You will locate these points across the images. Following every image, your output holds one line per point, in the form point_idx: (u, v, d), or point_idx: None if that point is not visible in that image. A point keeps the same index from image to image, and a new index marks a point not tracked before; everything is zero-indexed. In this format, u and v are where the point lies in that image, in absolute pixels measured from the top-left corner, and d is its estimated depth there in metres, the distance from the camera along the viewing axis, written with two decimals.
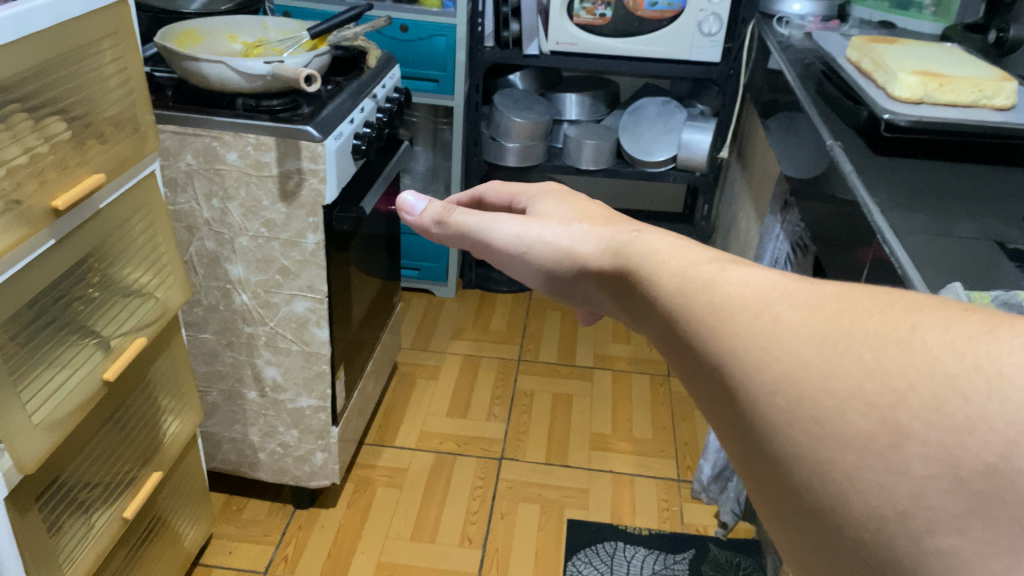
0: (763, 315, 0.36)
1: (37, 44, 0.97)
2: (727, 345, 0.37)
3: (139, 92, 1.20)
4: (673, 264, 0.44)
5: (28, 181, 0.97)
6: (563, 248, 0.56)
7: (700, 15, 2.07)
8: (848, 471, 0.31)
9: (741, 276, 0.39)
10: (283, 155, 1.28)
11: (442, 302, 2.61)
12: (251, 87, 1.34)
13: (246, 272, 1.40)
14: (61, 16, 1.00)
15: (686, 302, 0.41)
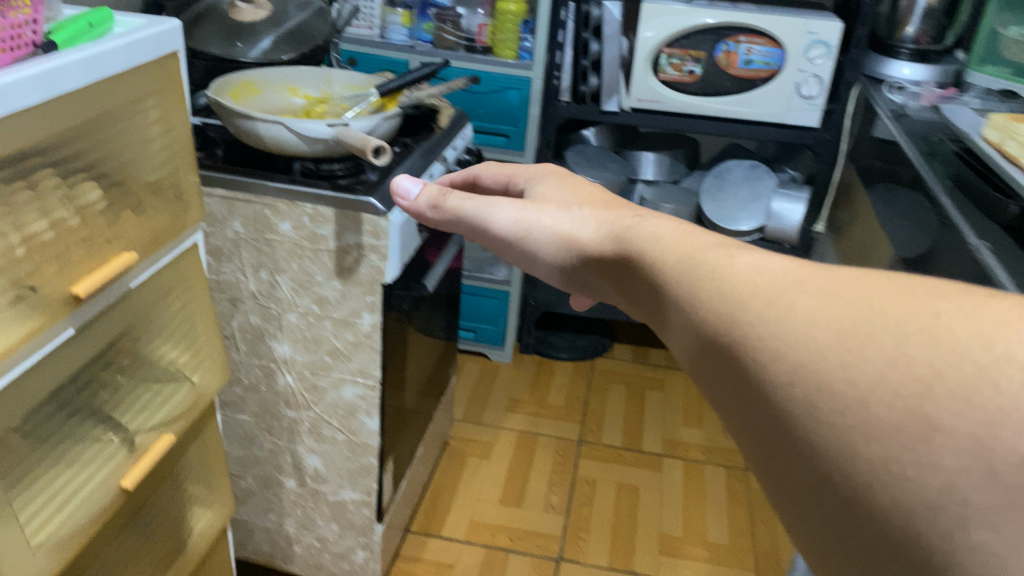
0: (776, 301, 0.37)
1: (64, 105, 0.81)
2: (740, 327, 0.37)
3: (185, 155, 1.04)
4: (683, 250, 0.47)
5: (47, 264, 0.82)
6: (569, 233, 0.63)
7: (799, 77, 1.90)
8: (873, 461, 0.31)
9: (747, 262, 0.41)
10: (341, 229, 1.11)
11: (496, 367, 2.45)
12: (311, 152, 1.12)
13: (293, 351, 1.25)
14: (99, 72, 0.85)
15: (699, 292, 0.42)
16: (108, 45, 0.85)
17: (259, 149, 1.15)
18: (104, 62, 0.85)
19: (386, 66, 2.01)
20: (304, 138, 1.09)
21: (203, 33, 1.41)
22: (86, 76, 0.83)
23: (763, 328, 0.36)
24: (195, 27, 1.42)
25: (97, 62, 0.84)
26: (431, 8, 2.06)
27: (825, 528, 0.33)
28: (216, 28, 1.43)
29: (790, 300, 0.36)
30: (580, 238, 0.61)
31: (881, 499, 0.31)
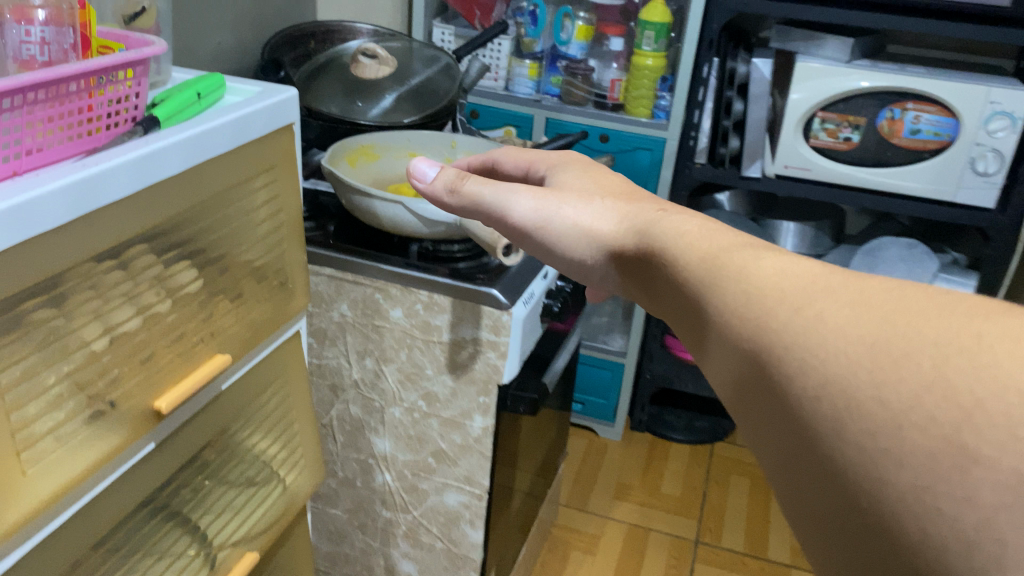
0: (802, 303, 0.40)
1: (160, 193, 0.73)
2: (754, 327, 0.41)
3: (291, 237, 0.94)
4: (704, 248, 0.51)
5: (129, 373, 0.73)
6: (588, 218, 0.65)
7: (975, 151, 1.70)
8: (903, 489, 0.33)
9: (772, 265, 0.44)
10: (458, 320, 1.03)
11: (605, 446, 2.30)
12: (430, 234, 1.01)
13: (394, 448, 1.18)
14: (201, 154, 0.76)
15: (723, 293, 0.45)
16: (211, 124, 0.76)
17: (374, 227, 1.04)
18: (205, 143, 0.76)
19: (510, 120, 1.94)
20: (424, 221, 0.98)
21: (323, 90, 1.34)
22: (186, 160, 0.74)
23: (773, 327, 0.40)
24: (315, 83, 1.35)
25: (199, 143, 0.75)
26: (560, 60, 1.93)
27: (845, 552, 0.36)
28: (336, 84, 1.35)
29: (812, 304, 0.40)
30: (585, 231, 0.64)
31: (912, 527, 0.32)
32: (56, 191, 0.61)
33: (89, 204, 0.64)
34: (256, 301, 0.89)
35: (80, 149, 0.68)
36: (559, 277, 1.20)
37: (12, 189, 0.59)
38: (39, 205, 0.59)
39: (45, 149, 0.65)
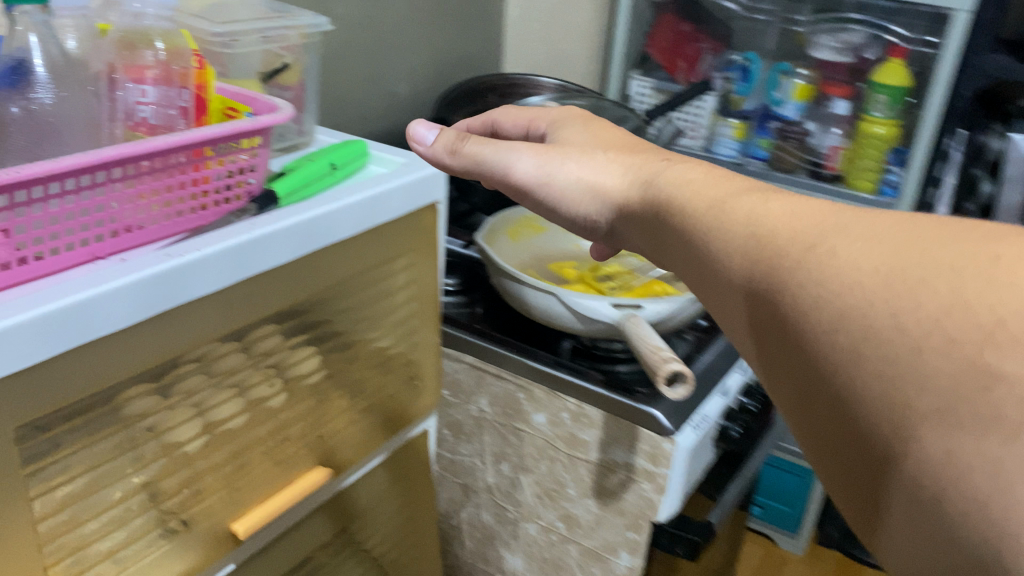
0: (800, 242, 0.45)
1: (279, 278, 0.63)
2: (752, 262, 0.47)
3: (427, 329, 0.84)
4: (718, 204, 0.53)
5: (214, 486, 0.64)
6: (586, 173, 0.67)
7: None
8: (927, 409, 0.36)
9: (778, 204, 0.49)
10: (610, 441, 0.93)
11: (786, 558, 2.05)
12: (586, 330, 0.93)
13: (525, 567, 1.13)
14: (329, 234, 0.66)
15: (732, 232, 0.50)
16: (344, 201, 0.67)
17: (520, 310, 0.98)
18: (333, 222, 0.66)
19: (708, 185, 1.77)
20: (578, 314, 0.90)
21: None
22: (309, 241, 0.64)
23: (786, 258, 0.45)
24: None
25: (326, 222, 0.65)
26: (770, 121, 1.73)
27: (869, 466, 0.40)
28: None
29: (822, 244, 0.44)
30: (584, 191, 0.66)
31: (962, 481, 0.34)
32: (141, 280, 0.52)
33: (182, 294, 0.55)
34: (377, 401, 0.79)
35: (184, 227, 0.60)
36: (742, 395, 1.07)
37: (88, 277, 0.51)
38: (117, 298, 0.50)
39: (145, 226, 0.57)
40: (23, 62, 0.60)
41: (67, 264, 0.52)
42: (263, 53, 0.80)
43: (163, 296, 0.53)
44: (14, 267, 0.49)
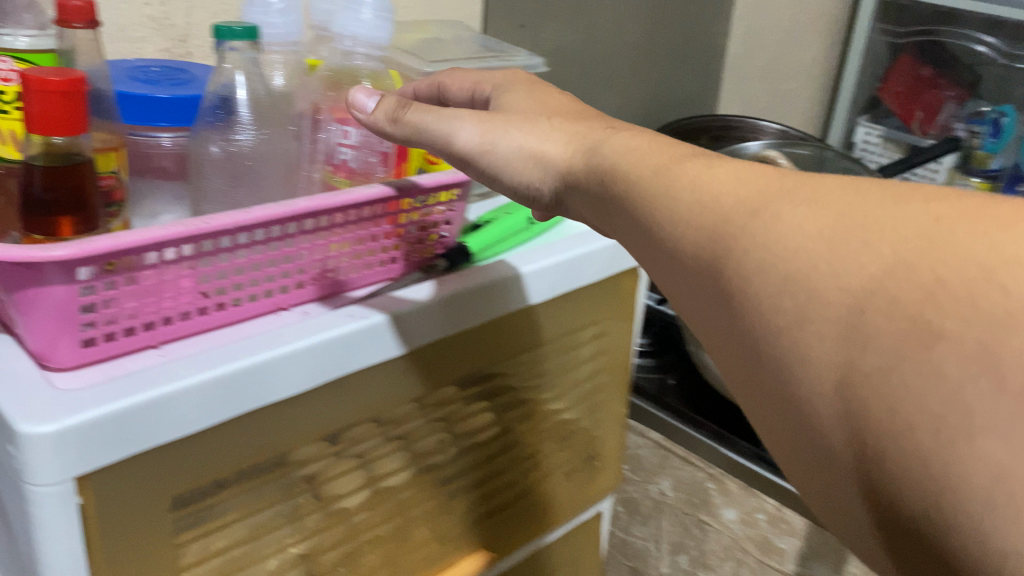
0: (737, 200, 0.36)
1: (467, 343, 0.58)
2: (680, 222, 0.38)
3: (611, 403, 0.75)
4: (670, 163, 0.41)
5: (374, 559, 0.58)
6: (520, 140, 0.47)
7: None
8: (868, 373, 0.29)
9: (727, 171, 0.38)
10: (812, 554, 0.83)
11: None
12: None
13: None
14: (522, 298, 0.60)
15: (666, 189, 0.39)
16: (541, 262, 0.61)
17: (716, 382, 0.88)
18: (524, 288, 0.60)
19: None
20: None
21: None
22: (500, 303, 0.59)
23: (724, 218, 0.36)
24: None
25: (518, 287, 0.59)
26: (1021, 184, 1.47)
27: (812, 455, 0.32)
28: None
29: (760, 198, 0.36)
30: (535, 171, 0.47)
31: (926, 450, 0.27)
32: (323, 342, 0.48)
33: (363, 360, 0.51)
34: (552, 478, 0.71)
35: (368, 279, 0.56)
36: None
37: (270, 335, 0.47)
38: (298, 363, 0.47)
39: (334, 278, 0.53)
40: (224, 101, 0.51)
41: (251, 314, 0.50)
42: None
43: (343, 361, 0.49)
44: (194, 315, 0.47)
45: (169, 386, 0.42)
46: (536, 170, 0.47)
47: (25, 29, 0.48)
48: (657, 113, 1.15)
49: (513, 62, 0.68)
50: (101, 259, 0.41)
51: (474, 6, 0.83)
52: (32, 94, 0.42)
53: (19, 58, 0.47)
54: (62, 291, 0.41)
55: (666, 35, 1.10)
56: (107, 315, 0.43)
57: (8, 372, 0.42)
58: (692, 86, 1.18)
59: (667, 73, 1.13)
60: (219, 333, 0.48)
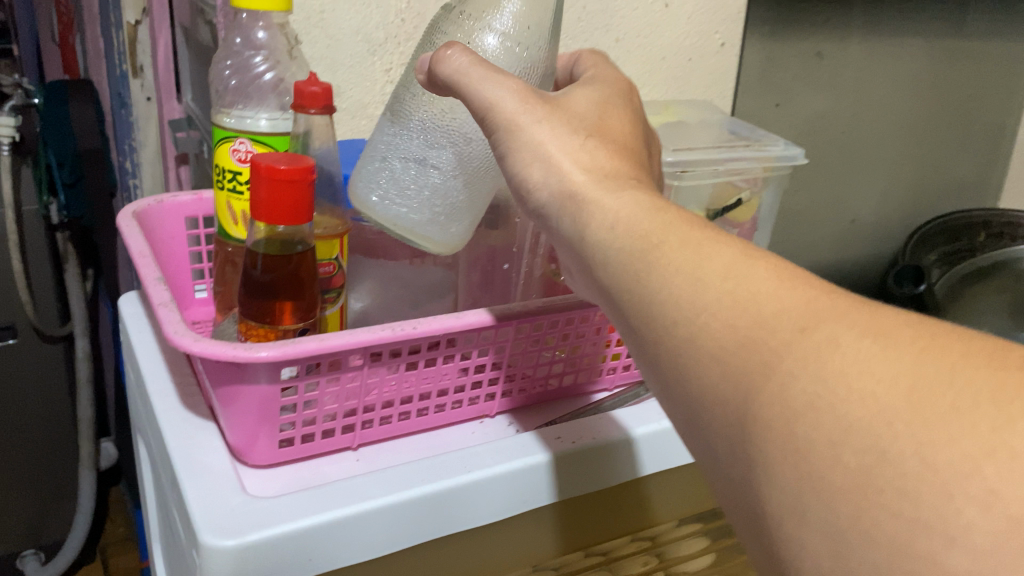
0: (755, 327, 0.27)
1: (586, 503, 0.48)
2: (673, 347, 0.29)
3: None
4: (691, 244, 0.30)
5: None
6: (555, 138, 0.36)
7: None
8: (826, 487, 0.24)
9: (689, 243, 0.31)
10: None
11: None
12: None
13: None
14: (642, 465, 0.48)
15: (677, 273, 0.30)
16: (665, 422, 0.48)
17: None
18: (637, 455, 0.48)
19: None
20: None
21: (977, 305, 0.91)
22: (611, 471, 0.47)
23: (724, 358, 0.27)
24: (968, 292, 0.92)
25: (631, 455, 0.48)
26: None
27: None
28: (1000, 300, 0.90)
29: (760, 329, 0.27)
30: (543, 179, 0.35)
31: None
32: (527, 467, 0.43)
33: (562, 489, 0.45)
34: None
35: (568, 394, 0.52)
36: None
37: (469, 452, 0.44)
38: (495, 488, 0.43)
39: (546, 387, 0.50)
40: (402, 151, 0.45)
41: (453, 421, 0.47)
42: (716, 186, 0.59)
43: (546, 488, 0.45)
44: (393, 421, 0.44)
45: (364, 506, 0.39)
46: (543, 167, 0.35)
47: (266, 110, 0.47)
48: (925, 200, 1.02)
49: (766, 150, 0.60)
50: (306, 361, 0.39)
51: (727, 84, 0.78)
52: (261, 181, 0.41)
53: (257, 140, 0.46)
54: (266, 388, 0.38)
55: (946, 115, 0.97)
56: (306, 417, 0.41)
57: (207, 467, 0.40)
58: (972, 171, 1.04)
59: (942, 156, 1.00)
60: (416, 440, 0.46)
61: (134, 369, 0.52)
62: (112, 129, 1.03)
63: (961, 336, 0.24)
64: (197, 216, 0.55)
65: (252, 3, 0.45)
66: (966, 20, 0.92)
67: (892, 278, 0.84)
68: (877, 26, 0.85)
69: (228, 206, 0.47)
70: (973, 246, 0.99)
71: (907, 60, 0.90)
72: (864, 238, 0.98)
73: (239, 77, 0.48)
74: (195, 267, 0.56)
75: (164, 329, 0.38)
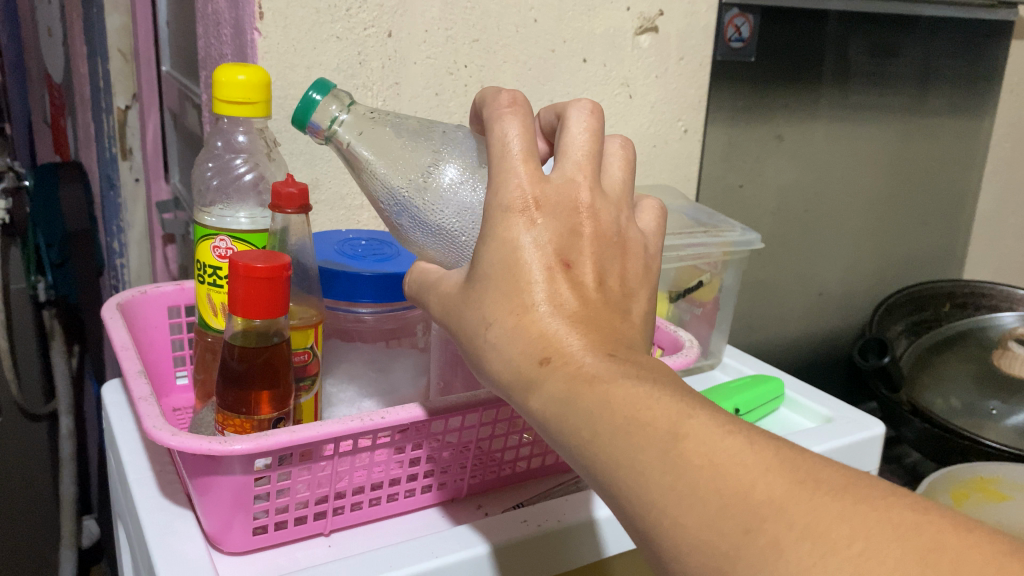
0: (703, 531, 0.28)
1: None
2: (642, 528, 0.30)
3: None
4: (624, 436, 0.30)
5: None
6: (464, 333, 0.37)
7: None
8: None
9: (606, 435, 0.31)
10: None
11: None
12: None
13: None
14: (606, 546, 0.49)
15: (620, 471, 0.30)
16: None
17: None
18: (600, 538, 0.49)
19: None
20: None
21: (946, 374, 0.90)
22: (573, 552, 0.48)
23: (682, 556, 0.28)
24: (937, 360, 0.93)
25: (595, 538, 0.49)
26: None
27: None
28: (968, 368, 0.90)
29: None
30: (479, 371, 0.36)
31: None
32: (474, 557, 0.44)
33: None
34: None
35: (535, 476, 0.53)
36: None
37: (435, 540, 0.45)
38: None
39: (513, 469, 0.52)
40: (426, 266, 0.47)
41: (423, 504, 0.49)
42: (679, 270, 0.63)
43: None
44: (364, 506, 0.46)
45: None
46: (472, 358, 0.36)
47: (246, 207, 0.50)
48: (891, 272, 1.06)
49: (724, 235, 0.63)
50: (279, 452, 0.41)
51: (691, 168, 0.82)
52: (238, 279, 0.42)
53: (237, 238, 0.49)
54: (241, 479, 0.40)
55: (906, 190, 1.01)
56: (279, 506, 0.43)
57: (185, 554, 0.42)
58: (935, 244, 1.08)
59: (905, 230, 1.04)
60: (385, 525, 0.47)
61: (116, 456, 0.53)
62: (100, 211, 1.05)
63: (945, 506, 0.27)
64: (178, 305, 0.58)
65: (233, 111, 0.47)
66: (925, 99, 0.97)
67: (856, 352, 0.89)
68: (834, 107, 0.89)
69: (208, 298, 0.49)
70: (939, 316, 1.02)
71: (866, 139, 0.94)
72: (831, 309, 1.01)
73: (220, 177, 0.52)
74: (177, 354, 0.58)
75: (144, 423, 0.40)
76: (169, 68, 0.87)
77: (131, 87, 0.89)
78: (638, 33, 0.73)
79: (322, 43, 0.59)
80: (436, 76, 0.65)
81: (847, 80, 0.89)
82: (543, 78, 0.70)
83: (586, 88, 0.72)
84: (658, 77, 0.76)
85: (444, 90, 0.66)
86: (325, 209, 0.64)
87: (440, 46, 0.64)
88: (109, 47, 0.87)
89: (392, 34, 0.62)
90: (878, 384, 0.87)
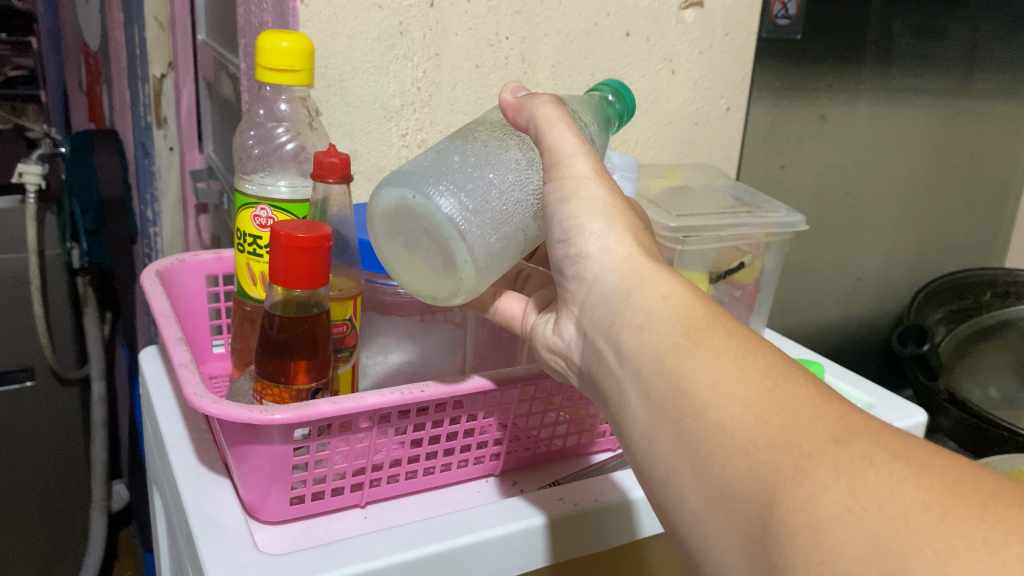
0: (790, 458, 0.27)
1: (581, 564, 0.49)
2: (701, 430, 0.30)
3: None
4: (736, 339, 0.32)
5: None
6: (599, 200, 0.39)
7: None
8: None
9: (723, 334, 0.33)
10: None
11: None
12: None
13: None
14: (639, 527, 0.49)
15: (722, 359, 0.31)
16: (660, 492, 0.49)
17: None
18: (633, 520, 0.48)
19: None
20: None
21: (986, 362, 0.90)
22: (606, 535, 0.48)
23: (753, 453, 0.28)
24: (975, 350, 0.91)
25: (629, 520, 0.48)
26: None
27: None
28: (1007, 359, 0.89)
29: (797, 430, 0.28)
30: (599, 231, 0.38)
31: None
32: (530, 527, 0.44)
33: (549, 558, 0.46)
34: None
35: (567, 455, 0.53)
36: None
37: (474, 513, 0.44)
38: (480, 558, 0.43)
39: (549, 447, 0.51)
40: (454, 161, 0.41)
41: (458, 479, 0.49)
42: (720, 250, 0.62)
43: (543, 551, 0.45)
44: (400, 479, 0.46)
45: (367, 566, 0.39)
46: (594, 219, 0.38)
47: (287, 178, 0.49)
48: (929, 259, 1.04)
49: (767, 216, 0.62)
50: (318, 423, 0.41)
51: (732, 147, 0.81)
52: (280, 248, 0.42)
53: (277, 207, 0.48)
54: (279, 449, 0.40)
55: (949, 175, 0.99)
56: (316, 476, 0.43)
57: (221, 523, 0.42)
58: (975, 230, 1.06)
59: (946, 216, 1.02)
60: (421, 499, 0.47)
61: (152, 422, 0.54)
62: (134, 180, 1.05)
63: (991, 475, 0.25)
64: (216, 274, 0.58)
65: (275, 79, 0.47)
66: (972, 81, 0.95)
67: (895, 339, 0.88)
68: (881, 86, 0.87)
69: (247, 267, 0.49)
70: (979, 306, 1.00)
71: (910, 122, 0.92)
72: (869, 295, 1.00)
73: (261, 146, 0.52)
74: (214, 323, 0.58)
75: (185, 390, 0.40)
76: (204, 36, 0.86)
77: (167, 56, 0.89)
78: (683, 8, 0.71)
79: (364, 11, 0.59)
80: (477, 48, 0.64)
81: (891, 58, 0.86)
82: (585, 53, 0.68)
83: (627, 62, 0.71)
84: (702, 53, 0.74)
85: (485, 62, 0.65)
86: (363, 181, 0.64)
87: (483, 17, 0.63)
88: (145, 14, 0.87)
89: (435, 5, 0.61)
90: (915, 370, 0.86)
